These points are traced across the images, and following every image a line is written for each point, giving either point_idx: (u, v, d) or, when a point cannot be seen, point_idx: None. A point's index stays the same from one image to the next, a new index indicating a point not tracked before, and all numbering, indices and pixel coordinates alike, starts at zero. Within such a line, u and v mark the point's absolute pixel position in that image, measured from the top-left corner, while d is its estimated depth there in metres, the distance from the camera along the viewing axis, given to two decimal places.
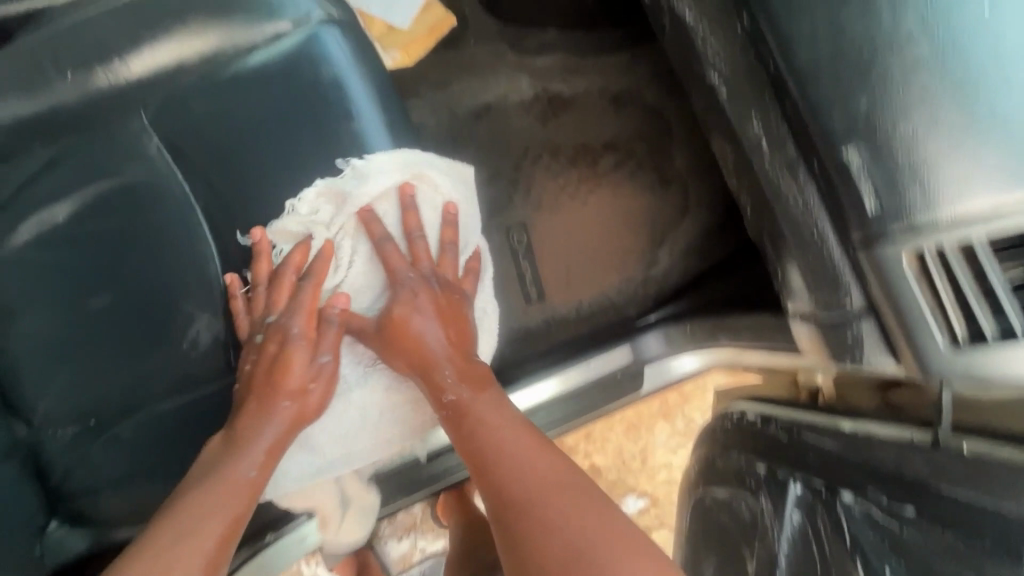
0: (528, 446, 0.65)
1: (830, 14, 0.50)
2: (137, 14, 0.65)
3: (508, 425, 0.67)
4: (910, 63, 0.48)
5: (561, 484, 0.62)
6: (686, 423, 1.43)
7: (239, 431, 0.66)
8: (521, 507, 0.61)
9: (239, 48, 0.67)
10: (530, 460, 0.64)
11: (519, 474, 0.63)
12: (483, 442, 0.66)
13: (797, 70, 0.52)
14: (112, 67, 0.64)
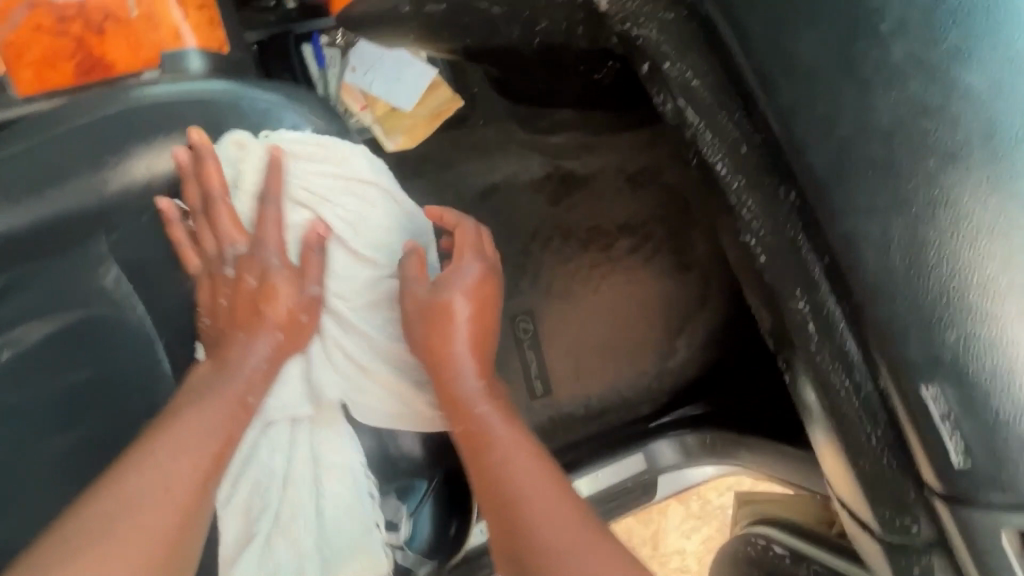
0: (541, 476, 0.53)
1: (907, 181, 0.33)
2: (95, 131, 0.58)
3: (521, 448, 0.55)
4: (1005, 262, 0.32)
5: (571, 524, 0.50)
6: (701, 504, 1.31)
7: (223, 350, 0.59)
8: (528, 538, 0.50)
9: (217, 165, 0.61)
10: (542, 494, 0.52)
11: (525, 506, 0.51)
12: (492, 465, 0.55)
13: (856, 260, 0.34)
14: (63, 191, 0.57)
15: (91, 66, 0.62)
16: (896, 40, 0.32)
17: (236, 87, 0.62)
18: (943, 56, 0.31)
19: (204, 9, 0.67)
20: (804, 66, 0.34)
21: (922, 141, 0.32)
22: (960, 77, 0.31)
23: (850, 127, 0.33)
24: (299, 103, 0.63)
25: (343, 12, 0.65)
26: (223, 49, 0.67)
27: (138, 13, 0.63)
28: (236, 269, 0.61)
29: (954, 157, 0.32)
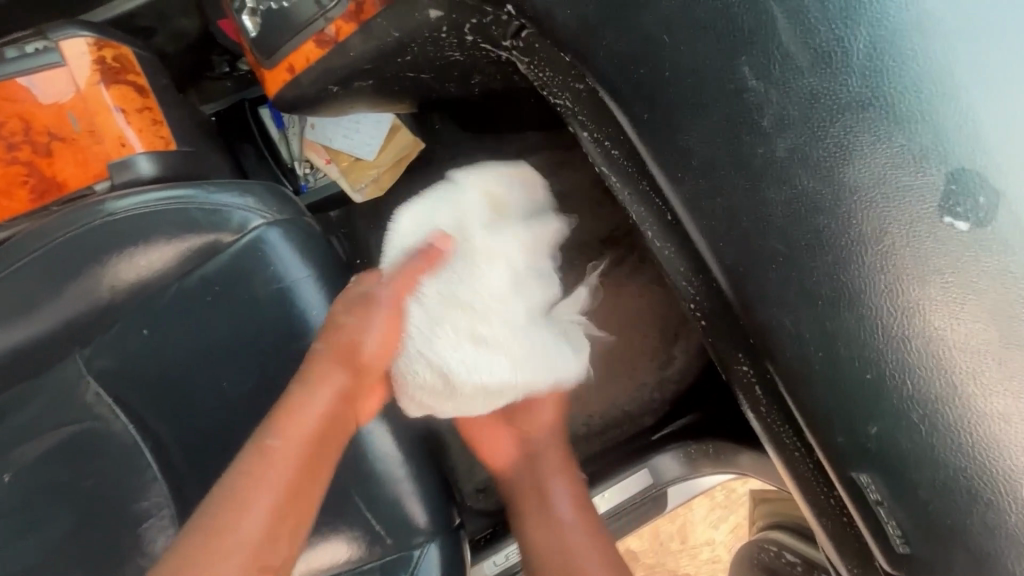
0: (580, 522, 0.66)
1: (814, 276, 0.31)
2: (60, 257, 0.60)
3: (573, 499, 0.67)
4: (930, 353, 0.29)
5: (595, 555, 0.64)
6: (728, 495, 1.28)
7: (339, 332, 0.55)
8: (544, 555, 0.65)
9: (174, 271, 0.62)
10: (581, 535, 0.65)
11: (552, 533, 0.65)
12: (535, 494, 0.68)
13: (774, 347, 0.33)
14: (39, 317, 0.60)
15: (45, 188, 0.63)
16: (780, 138, 0.30)
17: (180, 190, 0.62)
18: (831, 151, 0.29)
19: (146, 109, 0.68)
20: (700, 159, 0.33)
21: (823, 238, 0.30)
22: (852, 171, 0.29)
23: (753, 223, 0.32)
24: (247, 197, 0.63)
25: (272, 96, 0.65)
26: (171, 146, 0.69)
27: (81, 126, 0.64)
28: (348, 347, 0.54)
29: (853, 255, 0.29)
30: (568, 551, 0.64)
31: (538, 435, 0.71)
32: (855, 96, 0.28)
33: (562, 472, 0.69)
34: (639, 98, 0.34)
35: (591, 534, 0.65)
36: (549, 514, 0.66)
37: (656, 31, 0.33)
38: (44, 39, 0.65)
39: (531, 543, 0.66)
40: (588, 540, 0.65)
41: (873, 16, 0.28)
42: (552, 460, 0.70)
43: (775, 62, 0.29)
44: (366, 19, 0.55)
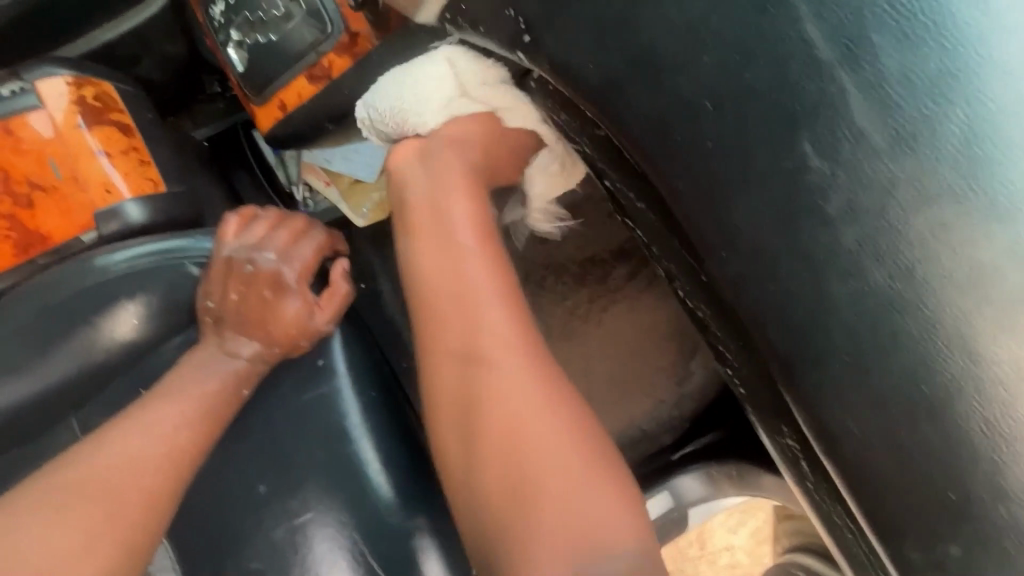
0: (519, 369, 0.42)
1: (886, 382, 0.27)
2: (46, 320, 0.57)
3: (511, 356, 0.42)
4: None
5: (546, 414, 0.41)
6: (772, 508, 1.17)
7: (222, 311, 0.60)
8: (478, 413, 0.42)
9: (171, 323, 0.61)
10: (525, 413, 0.41)
11: (470, 338, 0.43)
12: (455, 325, 0.44)
13: (836, 454, 0.29)
14: (26, 379, 0.56)
15: (28, 243, 0.59)
16: (847, 228, 0.26)
17: (174, 240, 0.60)
18: (912, 243, 0.25)
19: (132, 150, 0.64)
20: (749, 242, 0.29)
21: (899, 341, 0.26)
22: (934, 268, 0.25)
23: (814, 318, 0.28)
24: (244, 245, 0.61)
25: (263, 133, 0.61)
26: (160, 188, 0.65)
27: (64, 174, 0.61)
28: (260, 315, 0.61)
29: (935, 362, 0.26)
30: (512, 420, 0.41)
31: (448, 190, 0.49)
32: (941, 184, 0.24)
33: (479, 250, 0.46)
34: (675, 165, 0.30)
35: (545, 403, 0.41)
36: (477, 370, 0.43)
37: (693, 96, 0.28)
38: (19, 80, 0.61)
39: (457, 418, 0.43)
40: (538, 396, 0.41)
41: (965, 95, 0.24)
42: (467, 244, 0.46)
43: (845, 140, 0.25)
44: (362, 55, 0.52)
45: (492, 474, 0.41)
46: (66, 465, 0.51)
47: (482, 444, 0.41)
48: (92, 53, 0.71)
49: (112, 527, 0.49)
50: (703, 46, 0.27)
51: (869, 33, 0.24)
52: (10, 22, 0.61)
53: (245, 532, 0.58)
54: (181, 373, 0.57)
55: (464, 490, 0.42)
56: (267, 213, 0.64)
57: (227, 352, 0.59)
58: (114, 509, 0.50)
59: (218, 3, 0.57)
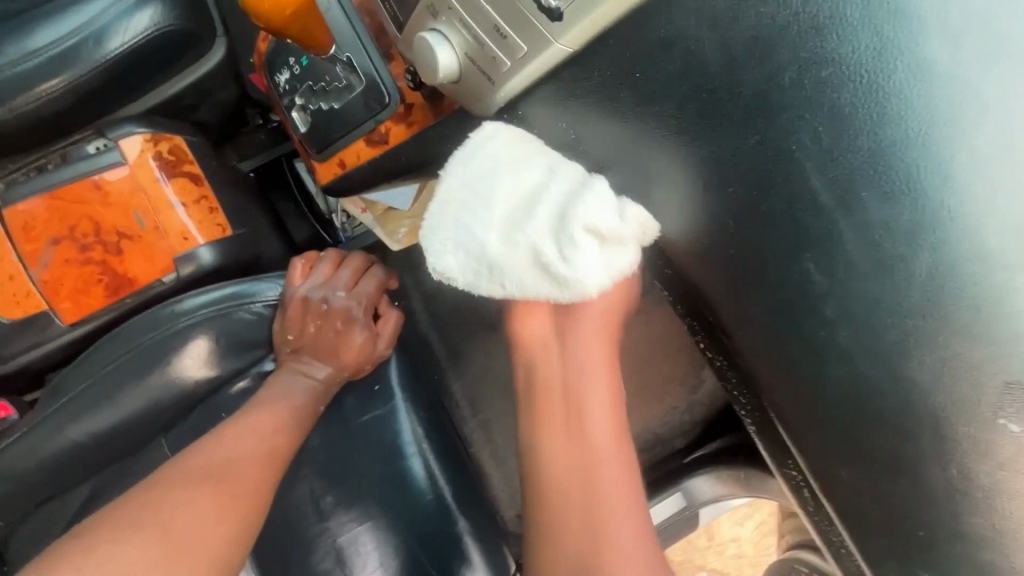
0: (618, 464, 0.47)
1: (869, 442, 0.34)
2: (140, 355, 0.65)
3: (604, 443, 0.48)
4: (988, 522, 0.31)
5: (632, 510, 0.47)
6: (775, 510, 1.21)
7: (298, 341, 0.68)
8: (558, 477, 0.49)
9: (245, 359, 0.69)
10: (614, 505, 0.47)
11: (582, 427, 0.48)
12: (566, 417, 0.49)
13: (830, 488, 0.36)
14: (122, 406, 0.64)
15: (118, 285, 0.67)
16: (842, 328, 0.32)
17: (247, 285, 0.69)
18: (892, 348, 0.31)
19: (202, 199, 0.71)
20: (760, 327, 0.36)
21: (877, 416, 0.33)
22: (910, 368, 0.31)
23: (813, 392, 0.35)
24: (313, 287, 0.70)
25: (322, 185, 0.67)
26: (228, 232, 0.72)
27: (147, 224, 0.68)
28: (331, 344, 0.69)
29: (910, 437, 0.32)
30: (602, 494, 0.47)
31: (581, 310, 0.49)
32: (913, 307, 0.30)
33: (598, 362, 0.49)
34: (702, 262, 0.37)
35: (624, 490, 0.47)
36: (566, 430, 0.49)
37: (719, 213, 0.35)
38: (102, 138, 0.69)
39: (538, 444, 0.50)
40: (627, 494, 0.47)
41: (939, 240, 0.29)
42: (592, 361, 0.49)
43: (840, 264, 0.31)
44: (417, 125, 0.58)
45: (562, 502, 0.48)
46: (185, 465, 0.55)
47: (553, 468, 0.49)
48: (162, 105, 0.77)
49: (239, 506, 0.54)
50: (725, 179, 0.34)
51: (858, 188, 0.30)
52: (98, 88, 0.68)
53: (312, 537, 0.66)
54: (265, 394, 0.64)
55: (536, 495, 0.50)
56: (328, 253, 0.72)
57: (303, 373, 0.67)
58: (237, 489, 0.55)
59: (284, 72, 0.64)
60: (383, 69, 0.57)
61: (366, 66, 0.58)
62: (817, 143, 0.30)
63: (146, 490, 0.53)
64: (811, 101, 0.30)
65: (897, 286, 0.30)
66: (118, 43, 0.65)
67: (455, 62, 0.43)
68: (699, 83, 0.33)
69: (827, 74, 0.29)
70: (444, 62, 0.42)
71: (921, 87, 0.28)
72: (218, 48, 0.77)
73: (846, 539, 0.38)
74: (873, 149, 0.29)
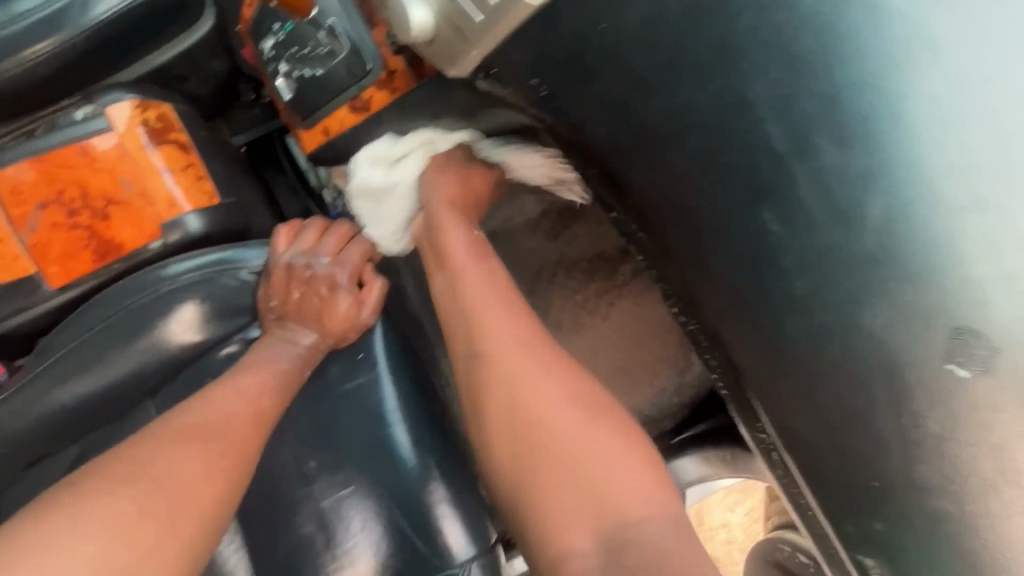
0: (561, 396, 0.51)
1: (828, 393, 0.34)
2: (126, 319, 0.66)
3: (541, 386, 0.51)
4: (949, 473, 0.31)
5: (596, 438, 0.49)
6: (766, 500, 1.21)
7: (284, 307, 0.70)
8: (536, 458, 0.49)
9: (230, 326, 0.69)
10: (583, 441, 0.49)
11: (518, 395, 0.52)
12: (504, 381, 0.53)
13: (791, 440, 0.37)
14: (108, 368, 0.65)
15: (105, 250, 0.68)
16: (799, 278, 0.33)
17: (230, 251, 0.70)
18: (846, 296, 0.32)
19: (190, 167, 0.72)
20: (723, 280, 0.36)
21: (835, 367, 0.33)
22: (864, 317, 0.31)
23: (773, 344, 0.35)
24: (297, 254, 0.71)
25: (307, 153, 0.68)
26: (215, 200, 0.73)
27: (134, 190, 0.68)
28: (314, 311, 0.70)
29: (867, 386, 0.32)
30: (563, 442, 0.49)
31: (482, 291, 0.57)
32: (866, 254, 0.30)
33: (499, 318, 0.55)
34: (668, 218, 0.37)
35: (577, 420, 0.50)
36: (513, 408, 0.52)
37: (683, 166, 0.35)
38: (90, 104, 0.69)
39: (499, 432, 0.52)
40: (587, 431, 0.49)
41: (891, 186, 0.29)
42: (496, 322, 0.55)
43: (797, 214, 0.32)
44: (399, 92, 0.59)
45: (540, 477, 0.49)
46: (170, 424, 0.55)
47: (520, 441, 0.51)
48: (150, 74, 0.77)
49: (224, 465, 0.54)
50: (688, 131, 0.34)
51: (813, 136, 0.30)
52: (87, 53, 0.69)
53: (297, 501, 0.67)
54: (249, 359, 0.65)
55: (516, 489, 0.50)
56: (313, 221, 0.73)
57: (288, 339, 0.67)
58: (220, 449, 0.55)
59: (269, 39, 0.64)
60: (365, 35, 0.58)
61: (347, 31, 0.58)
62: (773, 92, 0.31)
63: (129, 448, 0.53)
64: (769, 48, 0.30)
65: (851, 233, 0.30)
66: (105, 8, 0.65)
67: (429, 18, 0.43)
68: (659, 34, 0.33)
69: (782, 21, 0.30)
70: (419, 21, 0.43)
71: (873, 34, 0.29)
72: (207, 19, 0.77)
73: (811, 498, 0.38)
74: (828, 95, 0.30)
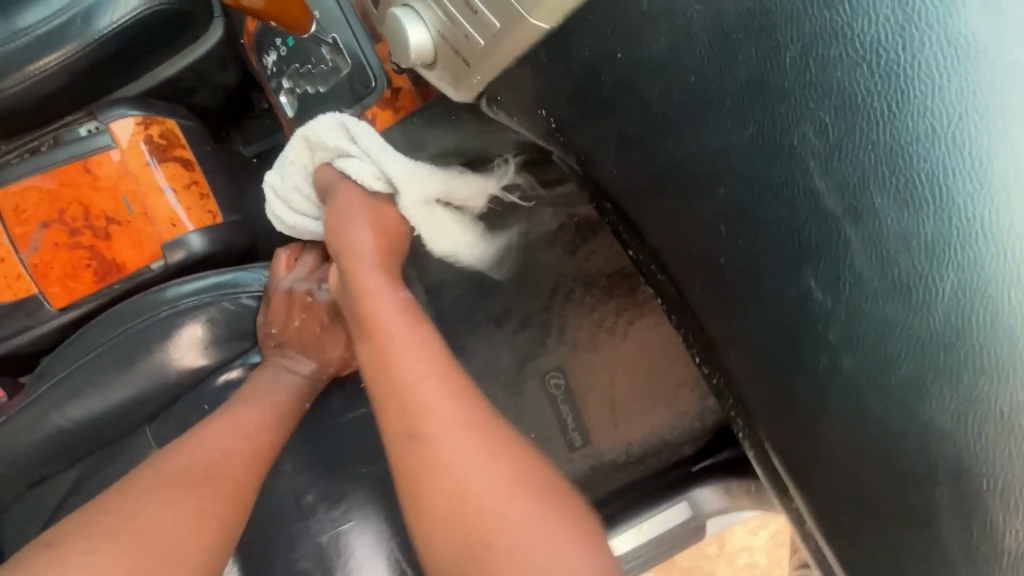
0: (469, 438, 0.44)
1: (881, 487, 0.29)
2: (125, 345, 0.64)
3: (462, 429, 0.44)
4: None
5: (503, 493, 0.42)
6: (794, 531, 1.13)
7: (284, 334, 0.66)
8: (435, 505, 0.43)
9: (230, 351, 0.67)
10: (499, 498, 0.42)
11: (433, 442, 0.44)
12: (411, 407, 0.46)
13: (829, 529, 0.32)
14: (106, 393, 0.64)
15: (105, 271, 0.66)
16: (846, 356, 0.28)
17: (231, 275, 0.68)
18: (905, 382, 0.26)
19: (193, 184, 0.70)
20: (754, 348, 0.31)
21: (888, 459, 0.28)
22: (925, 407, 0.26)
23: (812, 423, 0.30)
24: (300, 279, 0.68)
25: None
26: (218, 218, 0.70)
27: (135, 209, 0.67)
28: (317, 340, 0.68)
29: (929, 485, 0.27)
30: (469, 493, 0.42)
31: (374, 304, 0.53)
32: (929, 334, 0.26)
33: (416, 360, 0.48)
34: (690, 271, 0.33)
35: (490, 469, 0.43)
36: (422, 442, 0.44)
37: (709, 218, 0.30)
38: (94, 120, 0.67)
39: (408, 464, 0.45)
40: (500, 480, 0.42)
41: (966, 255, 0.24)
42: (414, 366, 0.48)
43: (846, 281, 0.27)
44: (403, 112, 0.55)
45: (442, 524, 0.42)
46: (161, 466, 0.54)
47: (427, 483, 0.44)
48: (155, 87, 0.75)
49: (215, 512, 0.52)
50: (719, 178, 0.29)
51: (869, 192, 0.25)
52: (93, 70, 0.67)
53: (295, 535, 0.64)
54: (249, 388, 0.62)
55: (421, 525, 0.44)
56: (314, 243, 0.69)
57: (289, 368, 0.65)
58: (215, 493, 0.53)
59: (271, 54, 0.61)
60: (369, 52, 0.54)
61: (352, 47, 0.55)
62: (822, 139, 0.26)
63: (121, 493, 0.51)
64: (815, 87, 0.26)
65: (915, 309, 0.25)
66: (107, 23, 0.63)
67: (428, 40, 0.39)
68: (685, 66, 0.29)
69: (837, 56, 0.25)
70: (416, 42, 0.39)
71: (948, 76, 0.24)
72: (216, 30, 0.74)
73: None
74: (889, 144, 0.25)
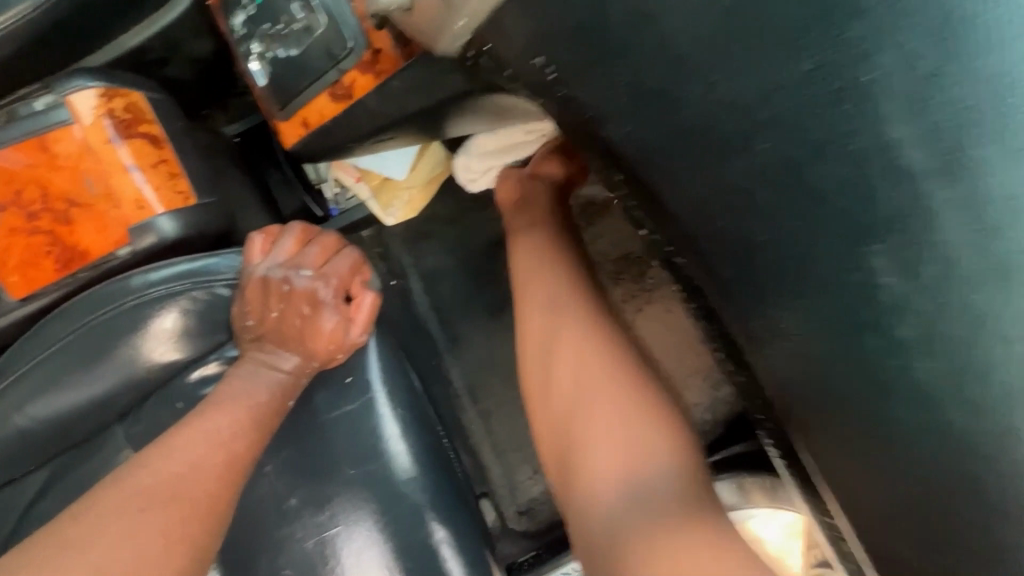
0: (606, 389, 0.45)
1: (931, 471, 0.27)
2: (88, 338, 0.59)
3: (594, 378, 0.45)
4: None
5: (628, 431, 0.42)
6: None
7: (264, 328, 0.61)
8: (553, 420, 0.46)
9: (205, 344, 0.62)
10: (624, 424, 0.42)
11: (565, 375, 0.47)
12: (552, 334, 0.49)
13: (856, 517, 0.30)
14: (71, 391, 0.59)
15: (69, 258, 0.61)
16: (922, 355, 0.26)
17: (201, 262, 0.62)
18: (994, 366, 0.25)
19: (161, 163, 0.64)
20: (797, 340, 0.28)
21: (942, 442, 0.26)
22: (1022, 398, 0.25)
23: (866, 419, 0.28)
24: (277, 265, 0.62)
25: (287, 149, 0.58)
26: (190, 200, 0.65)
27: (98, 190, 0.61)
28: (297, 332, 0.62)
29: (982, 466, 0.26)
30: (586, 421, 0.44)
31: (537, 258, 0.56)
32: (999, 307, 0.24)
33: (555, 287, 0.52)
34: (720, 250, 0.29)
35: (620, 419, 0.43)
36: (561, 365, 0.47)
37: (747, 184, 0.27)
38: (50, 93, 0.61)
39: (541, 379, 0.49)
40: (625, 428, 0.42)
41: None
42: (593, 366, 0.46)
43: (924, 264, 0.25)
44: (384, 76, 0.48)
45: (556, 427, 0.46)
46: (126, 485, 0.49)
47: (555, 402, 0.47)
48: (119, 59, 0.69)
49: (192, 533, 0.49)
50: (761, 130, 0.26)
51: (965, 148, 0.23)
52: (47, 37, 0.60)
53: (278, 542, 0.59)
54: (225, 386, 0.57)
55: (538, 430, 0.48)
56: (293, 228, 0.65)
57: (268, 365, 0.60)
58: (180, 515, 0.49)
59: (239, 14, 0.55)
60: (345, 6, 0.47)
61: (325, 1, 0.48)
62: (904, 84, 0.23)
63: (86, 517, 0.47)
64: (897, 19, 0.23)
65: (1005, 288, 0.24)
66: None
67: None
68: None
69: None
70: None
71: None
72: None
73: None
74: (991, 91, 0.23)
